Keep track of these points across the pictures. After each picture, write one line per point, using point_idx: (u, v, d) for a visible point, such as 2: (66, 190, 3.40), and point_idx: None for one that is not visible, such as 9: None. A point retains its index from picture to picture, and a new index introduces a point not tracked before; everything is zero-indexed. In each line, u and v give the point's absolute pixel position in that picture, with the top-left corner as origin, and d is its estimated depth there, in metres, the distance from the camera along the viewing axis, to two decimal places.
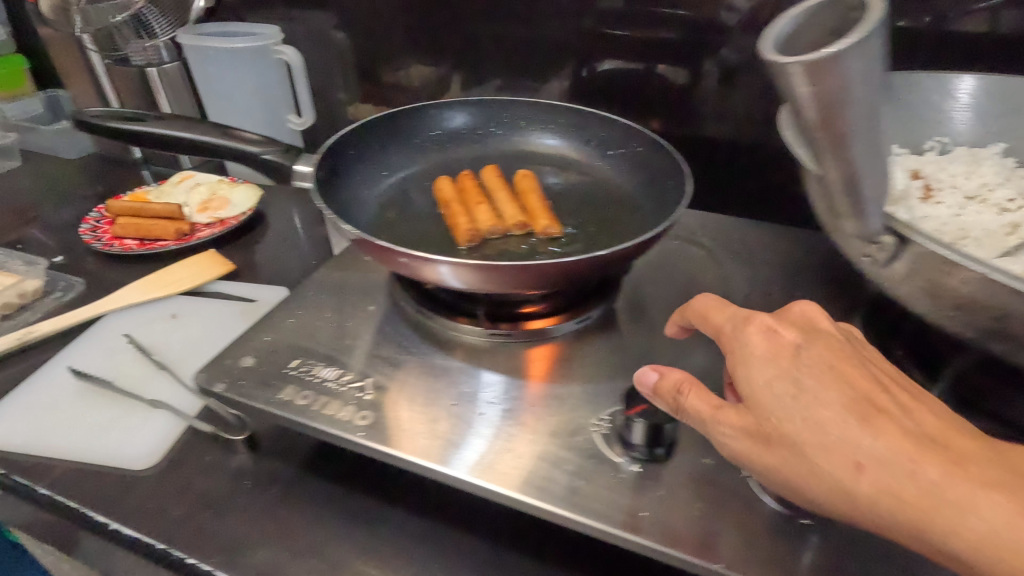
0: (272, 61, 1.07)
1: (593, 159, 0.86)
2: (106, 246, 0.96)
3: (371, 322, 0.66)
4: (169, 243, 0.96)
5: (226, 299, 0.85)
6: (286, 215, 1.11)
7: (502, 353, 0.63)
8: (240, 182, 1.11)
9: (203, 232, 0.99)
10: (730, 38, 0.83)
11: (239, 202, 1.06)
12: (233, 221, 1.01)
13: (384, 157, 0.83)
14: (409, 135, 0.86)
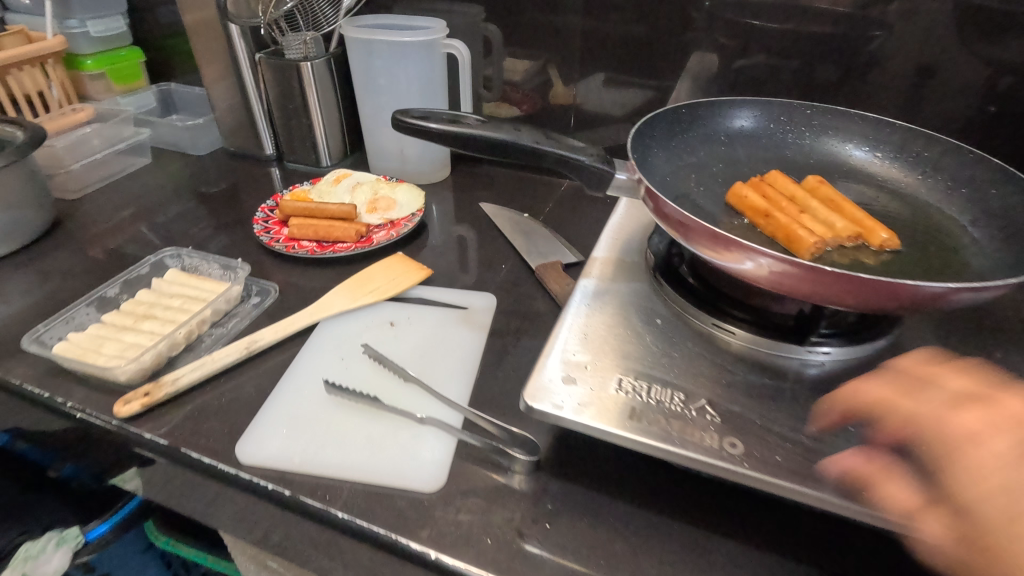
0: (438, 55, 1.04)
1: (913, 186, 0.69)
2: (284, 247, 0.92)
3: (657, 331, 0.60)
4: (350, 245, 0.92)
5: (434, 305, 0.82)
6: (448, 217, 1.08)
7: (776, 367, 0.57)
8: (400, 182, 1.07)
9: (381, 234, 0.95)
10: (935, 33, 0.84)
11: (407, 203, 1.02)
12: (408, 223, 0.98)
13: (668, 150, 0.70)
14: (694, 124, 0.73)
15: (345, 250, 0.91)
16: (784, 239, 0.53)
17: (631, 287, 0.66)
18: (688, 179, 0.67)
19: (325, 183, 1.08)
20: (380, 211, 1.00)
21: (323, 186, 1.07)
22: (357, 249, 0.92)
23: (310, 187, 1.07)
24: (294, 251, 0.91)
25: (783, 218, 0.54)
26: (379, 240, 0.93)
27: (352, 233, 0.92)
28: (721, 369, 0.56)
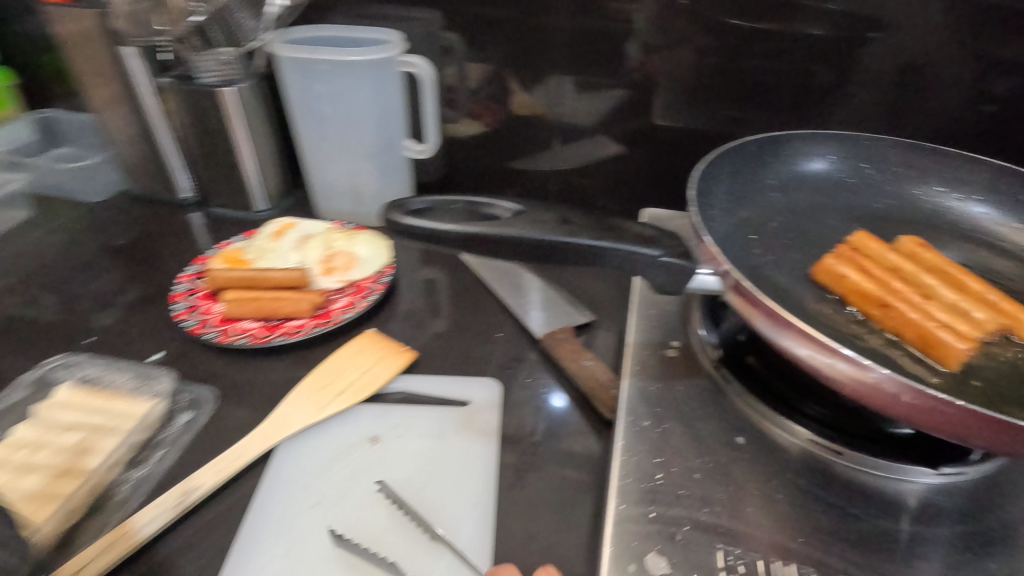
0: (396, 74, 0.85)
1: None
2: (218, 334, 0.71)
3: (722, 459, 0.45)
4: (306, 324, 0.73)
5: (425, 404, 0.65)
6: (422, 269, 0.89)
7: (874, 499, 0.43)
8: (358, 231, 0.88)
9: (344, 304, 0.76)
10: (963, 41, 0.74)
11: (370, 259, 0.84)
12: (377, 287, 0.79)
13: (724, 207, 0.54)
14: (758, 168, 0.57)
15: (299, 332, 0.72)
16: (917, 338, 0.40)
17: (694, 386, 0.52)
18: (760, 253, 0.52)
19: (263, 239, 0.87)
20: (339, 272, 0.81)
21: (262, 242, 0.87)
22: (316, 328, 0.72)
23: (245, 245, 0.86)
24: (233, 339, 0.71)
25: (911, 312, 0.41)
26: (343, 314, 0.74)
27: (307, 309, 0.73)
28: (845, 512, 0.42)
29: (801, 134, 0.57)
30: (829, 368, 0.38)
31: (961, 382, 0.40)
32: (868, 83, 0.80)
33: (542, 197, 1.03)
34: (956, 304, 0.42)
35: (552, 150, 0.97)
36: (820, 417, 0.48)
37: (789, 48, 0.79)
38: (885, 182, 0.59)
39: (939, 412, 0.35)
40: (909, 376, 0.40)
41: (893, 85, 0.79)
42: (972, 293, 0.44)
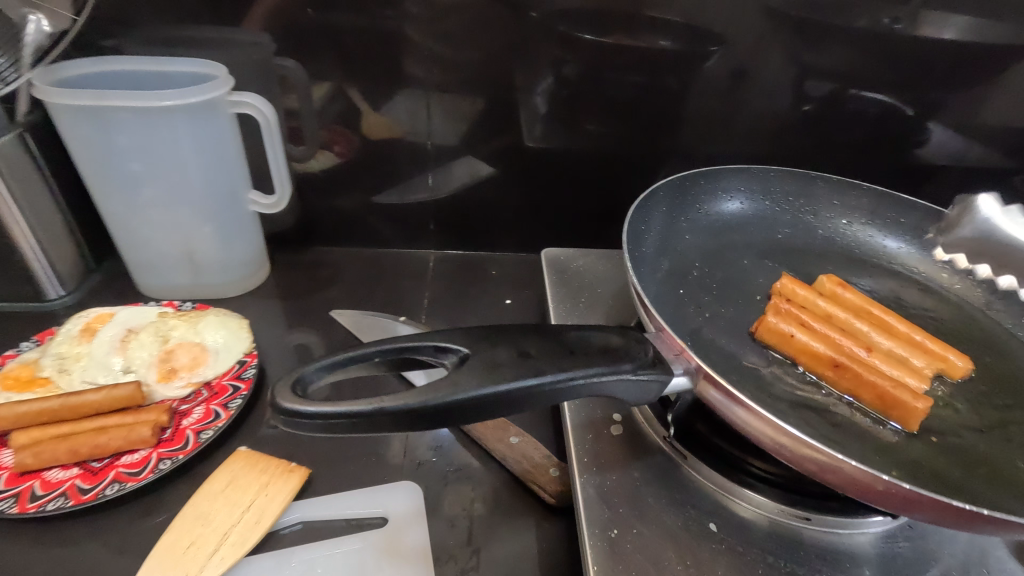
0: (229, 117, 0.70)
1: (939, 272, 0.55)
2: (10, 501, 0.50)
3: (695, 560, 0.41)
4: (147, 457, 0.54)
5: (328, 536, 0.52)
6: (296, 344, 0.75)
7: (837, 560, 0.42)
8: (202, 312, 0.70)
9: (197, 419, 0.58)
10: (826, 56, 0.71)
11: (224, 346, 0.66)
12: (239, 385, 0.62)
13: (649, 260, 0.50)
14: (672, 211, 0.54)
15: (139, 472, 0.53)
16: (872, 400, 0.39)
17: (650, 467, 0.47)
18: (695, 311, 0.48)
19: (66, 343, 0.66)
20: (183, 373, 0.63)
21: (64, 349, 0.65)
22: (163, 462, 0.54)
23: (40, 357, 0.64)
24: (35, 505, 0.50)
25: (868, 372, 0.40)
26: (199, 433, 0.57)
27: (145, 437, 0.54)
28: None
29: (710, 175, 0.56)
30: (772, 439, 0.34)
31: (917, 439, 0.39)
32: (740, 100, 0.75)
33: (419, 238, 0.92)
34: (891, 351, 0.43)
35: (424, 186, 0.86)
36: (781, 477, 0.46)
37: (654, 70, 0.74)
38: (791, 213, 0.59)
39: (890, 494, 0.32)
40: (873, 439, 0.39)
41: (764, 100, 0.75)
42: (897, 334, 0.45)
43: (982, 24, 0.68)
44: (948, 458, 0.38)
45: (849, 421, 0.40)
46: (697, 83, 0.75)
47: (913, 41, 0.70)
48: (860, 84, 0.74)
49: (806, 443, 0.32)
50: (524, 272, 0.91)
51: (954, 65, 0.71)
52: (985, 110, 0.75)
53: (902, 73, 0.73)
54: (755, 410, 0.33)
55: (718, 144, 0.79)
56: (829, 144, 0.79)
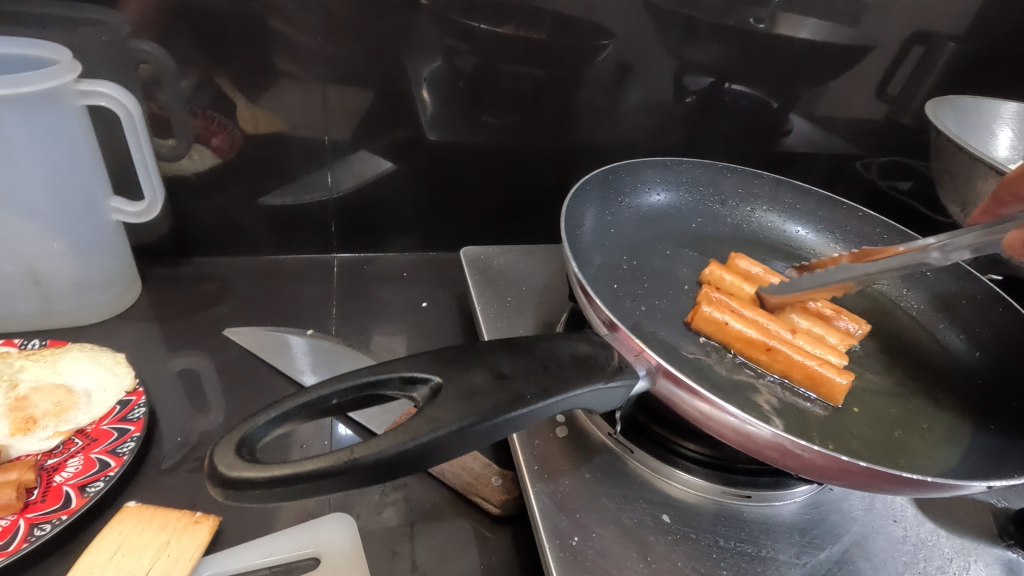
0: (78, 110, 0.59)
1: (830, 250, 0.61)
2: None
3: (652, 556, 0.41)
4: (13, 526, 0.44)
5: None
6: (188, 370, 0.65)
7: (772, 531, 0.44)
8: (66, 348, 0.59)
9: (76, 472, 0.48)
10: (701, 52, 0.76)
11: (101, 385, 0.56)
12: (127, 428, 0.52)
13: (583, 257, 0.50)
14: (597, 208, 0.55)
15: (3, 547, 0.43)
16: (801, 377, 0.42)
17: (599, 466, 0.46)
18: (631, 304, 0.48)
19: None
20: (48, 422, 0.52)
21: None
22: (38, 528, 0.44)
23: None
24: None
25: (796, 353, 0.42)
26: (82, 488, 0.47)
27: (6, 503, 0.44)
28: (759, 563, 0.42)
29: (631, 169, 0.56)
30: (721, 425, 0.34)
31: (840, 410, 0.42)
32: (631, 93, 0.77)
33: (317, 242, 0.84)
34: (815, 331, 0.47)
35: (317, 186, 0.78)
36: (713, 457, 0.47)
37: (547, 62, 0.73)
38: (704, 203, 0.62)
39: (830, 467, 0.32)
40: (803, 416, 0.41)
41: (652, 94, 0.78)
42: (822, 314, 0.48)
43: (830, 25, 0.75)
44: (872, 427, 0.41)
45: (781, 400, 0.42)
46: (585, 75, 0.75)
47: (776, 39, 0.75)
48: (733, 78, 0.79)
49: (749, 422, 0.32)
50: (438, 272, 0.87)
51: (812, 61, 0.78)
52: (838, 104, 0.82)
53: (771, 70, 0.78)
54: (708, 395, 0.33)
55: (614, 136, 0.81)
56: (712, 135, 0.83)
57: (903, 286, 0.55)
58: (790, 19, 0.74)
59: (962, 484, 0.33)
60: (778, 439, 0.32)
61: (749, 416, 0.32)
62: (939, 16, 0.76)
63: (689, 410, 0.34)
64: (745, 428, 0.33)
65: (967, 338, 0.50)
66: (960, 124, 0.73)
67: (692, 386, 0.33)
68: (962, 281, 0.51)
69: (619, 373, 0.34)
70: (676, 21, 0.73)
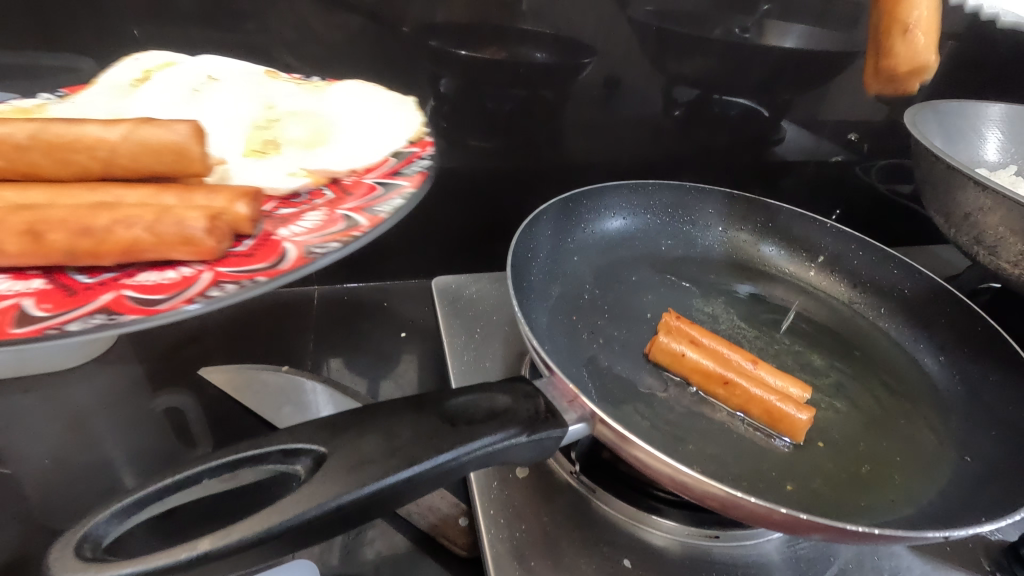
0: None
1: (806, 270, 0.57)
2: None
3: None
4: (199, 276, 0.31)
5: None
6: (170, 405, 0.65)
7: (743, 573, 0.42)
8: (338, 85, 0.54)
9: (308, 228, 0.34)
10: (683, 65, 0.74)
11: (368, 127, 0.48)
12: (399, 184, 0.40)
13: (538, 290, 0.48)
14: (558, 236, 0.53)
15: (163, 302, 0.29)
16: (761, 414, 0.40)
17: (561, 508, 0.45)
18: (589, 337, 0.47)
19: (113, 90, 0.48)
20: (294, 146, 0.45)
21: (98, 95, 0.47)
22: (222, 287, 0.30)
23: (49, 102, 0.45)
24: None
25: (754, 388, 0.40)
26: (305, 248, 0.32)
27: (195, 240, 0.31)
28: None
29: (589, 194, 0.55)
30: (657, 473, 0.33)
31: (805, 446, 0.40)
32: (612, 109, 0.76)
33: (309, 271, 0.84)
34: None
35: None
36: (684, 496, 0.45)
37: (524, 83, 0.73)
38: (673, 225, 0.60)
39: (770, 518, 0.31)
40: (762, 454, 0.39)
41: (634, 109, 0.77)
42: None
43: (815, 33, 0.74)
44: (836, 462, 0.38)
45: (743, 437, 0.40)
46: (564, 94, 0.74)
47: (759, 50, 0.74)
48: (718, 89, 0.77)
49: (683, 473, 0.31)
50: (426, 297, 0.86)
51: (799, 69, 0.76)
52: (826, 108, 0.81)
53: (756, 79, 0.77)
54: (640, 444, 0.32)
55: (597, 153, 0.80)
56: (700, 148, 0.82)
57: (880, 306, 0.53)
58: (774, 29, 0.73)
59: (914, 536, 0.31)
60: (713, 489, 0.31)
61: (681, 466, 0.31)
62: (928, 20, 0.74)
63: (625, 458, 0.33)
64: (680, 478, 0.31)
65: (945, 359, 0.47)
66: (930, 125, 0.69)
67: (624, 434, 0.32)
68: (939, 297, 0.50)
69: (539, 423, 0.33)
70: (655, 37, 0.71)
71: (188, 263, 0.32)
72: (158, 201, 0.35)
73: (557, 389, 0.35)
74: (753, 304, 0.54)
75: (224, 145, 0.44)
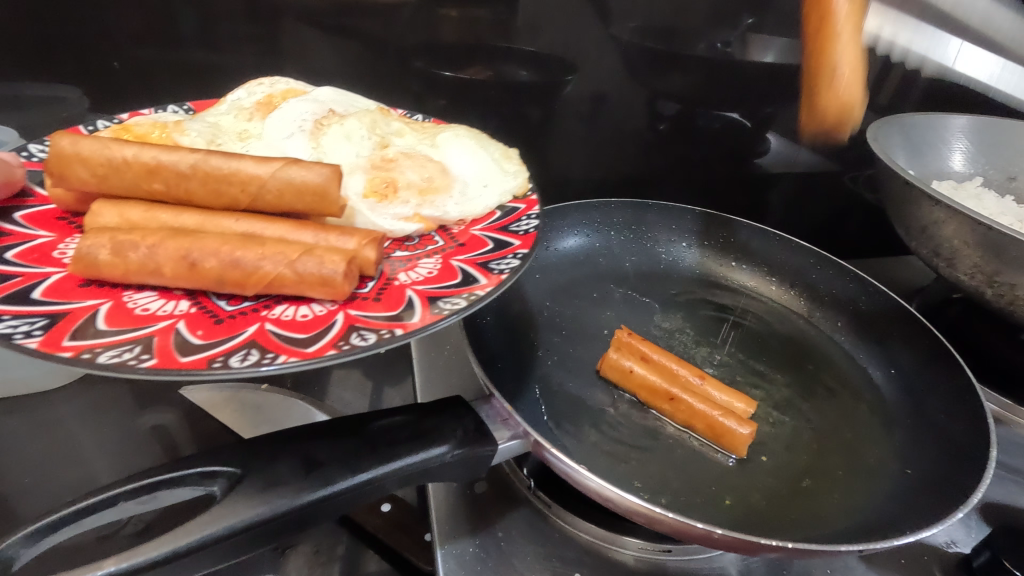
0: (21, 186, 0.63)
1: (767, 284, 0.59)
2: (42, 322, 0.33)
3: None
4: (334, 317, 0.37)
5: None
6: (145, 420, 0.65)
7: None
8: (447, 128, 0.57)
9: (424, 280, 0.40)
10: (661, 80, 0.72)
11: (480, 179, 0.52)
12: (512, 242, 0.45)
13: (494, 309, 0.50)
14: None
15: (310, 345, 0.34)
16: (704, 429, 0.41)
17: (517, 522, 0.45)
18: (543, 355, 0.48)
19: (243, 116, 0.55)
20: (411, 194, 0.49)
21: (232, 122, 0.55)
22: (360, 336, 0.35)
23: (185, 120, 0.53)
24: (92, 346, 0.32)
25: (698, 403, 0.42)
26: (433, 304, 0.37)
27: (335, 287, 0.37)
28: None
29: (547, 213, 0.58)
30: (586, 486, 0.36)
31: (750, 461, 0.41)
32: (588, 123, 0.75)
33: None
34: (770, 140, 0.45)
35: None
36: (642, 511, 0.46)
37: (497, 99, 0.72)
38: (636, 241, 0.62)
39: (680, 528, 0.34)
40: (703, 466, 0.40)
41: (611, 123, 0.75)
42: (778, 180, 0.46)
43: (801, 44, 0.71)
44: (777, 477, 0.40)
45: (689, 450, 0.41)
46: (536, 109, 0.74)
47: (740, 64, 0.71)
48: (700, 104, 0.74)
49: (602, 486, 0.35)
50: None
51: (787, 82, 0.73)
52: None
53: (741, 93, 0.73)
54: (565, 461, 0.36)
55: (574, 167, 0.79)
56: (684, 161, 0.79)
57: (836, 319, 0.55)
58: (755, 40, 0.70)
59: (815, 548, 0.33)
60: (627, 502, 0.35)
61: (596, 478, 0.34)
62: None
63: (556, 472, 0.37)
64: (604, 492, 0.35)
65: (894, 372, 0.49)
66: (889, 136, 0.69)
67: (550, 452, 0.36)
68: (894, 314, 0.53)
69: (466, 441, 0.36)
70: (629, 51, 0.70)
71: (320, 301, 0.38)
72: (298, 238, 0.41)
73: (491, 411, 0.39)
74: (711, 317, 0.55)
75: (350, 186, 0.49)
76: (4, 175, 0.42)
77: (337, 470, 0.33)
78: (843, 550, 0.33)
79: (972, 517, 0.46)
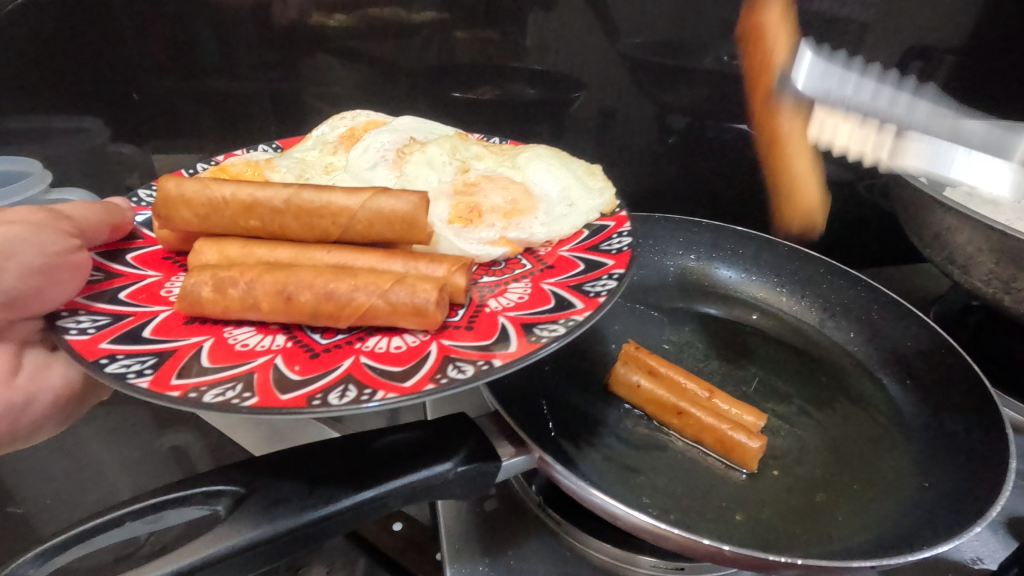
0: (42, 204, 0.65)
1: (777, 295, 0.58)
2: (152, 360, 0.33)
3: None
4: (428, 347, 0.35)
5: None
6: None
7: None
8: (526, 149, 0.58)
9: (514, 305, 0.39)
10: (665, 92, 0.72)
11: (564, 201, 0.52)
12: (608, 264, 0.43)
13: None
14: None
15: (407, 379, 0.33)
16: (715, 444, 0.41)
17: (529, 541, 0.45)
18: (551, 371, 0.48)
19: (328, 150, 0.57)
20: (498, 216, 0.49)
21: (318, 156, 0.57)
22: (460, 367, 0.33)
23: (274, 157, 0.56)
24: (197, 383, 0.32)
25: (707, 417, 0.41)
26: (530, 331, 0.36)
27: (430, 315, 0.36)
28: None
29: None
30: (593, 502, 0.36)
31: (759, 479, 0.40)
32: (596, 136, 0.76)
33: None
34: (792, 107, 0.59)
35: None
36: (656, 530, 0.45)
37: (505, 115, 0.73)
38: (658, 258, 0.62)
39: (690, 546, 0.33)
40: (712, 482, 0.40)
41: (619, 136, 0.76)
42: None
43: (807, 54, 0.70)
44: (789, 492, 0.39)
45: (699, 464, 0.41)
46: (543, 126, 0.75)
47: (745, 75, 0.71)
48: (708, 117, 0.74)
49: (608, 503, 0.35)
50: None
51: None
52: None
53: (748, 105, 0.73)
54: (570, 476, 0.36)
55: None
56: (695, 174, 0.79)
57: (851, 329, 0.54)
58: None
59: (824, 563, 0.32)
60: (638, 522, 0.34)
61: (602, 494, 0.34)
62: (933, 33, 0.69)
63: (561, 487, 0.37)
64: (611, 509, 0.35)
65: (910, 382, 0.48)
66: None
67: (554, 467, 0.37)
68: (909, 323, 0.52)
69: (467, 459, 0.36)
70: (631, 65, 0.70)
71: (412, 331, 0.37)
72: (388, 267, 0.41)
73: (495, 427, 0.39)
74: (723, 328, 0.54)
75: (436, 213, 0.50)
76: (116, 218, 0.44)
77: (345, 488, 0.33)
78: (850, 567, 0.32)
79: (997, 530, 0.45)
